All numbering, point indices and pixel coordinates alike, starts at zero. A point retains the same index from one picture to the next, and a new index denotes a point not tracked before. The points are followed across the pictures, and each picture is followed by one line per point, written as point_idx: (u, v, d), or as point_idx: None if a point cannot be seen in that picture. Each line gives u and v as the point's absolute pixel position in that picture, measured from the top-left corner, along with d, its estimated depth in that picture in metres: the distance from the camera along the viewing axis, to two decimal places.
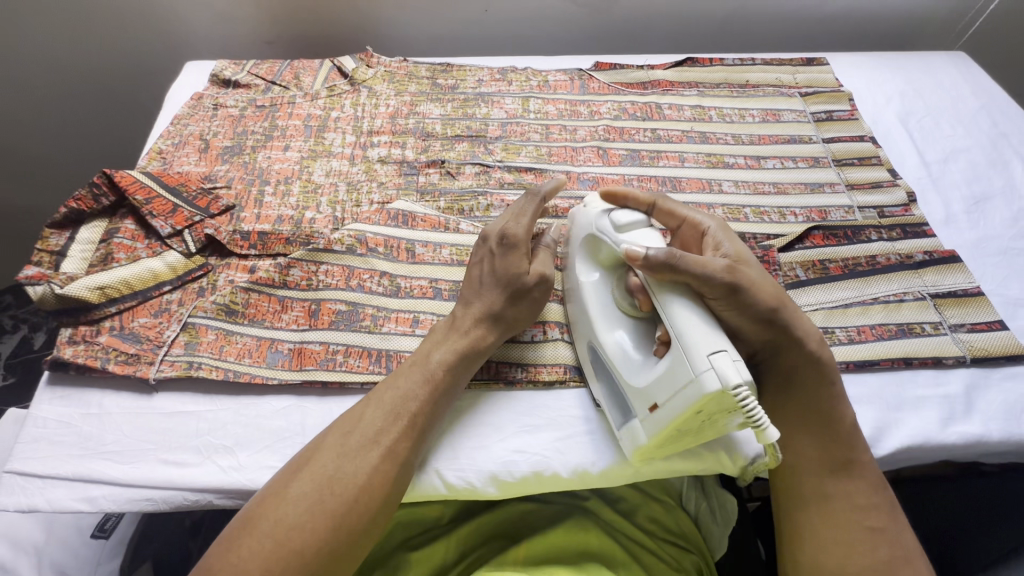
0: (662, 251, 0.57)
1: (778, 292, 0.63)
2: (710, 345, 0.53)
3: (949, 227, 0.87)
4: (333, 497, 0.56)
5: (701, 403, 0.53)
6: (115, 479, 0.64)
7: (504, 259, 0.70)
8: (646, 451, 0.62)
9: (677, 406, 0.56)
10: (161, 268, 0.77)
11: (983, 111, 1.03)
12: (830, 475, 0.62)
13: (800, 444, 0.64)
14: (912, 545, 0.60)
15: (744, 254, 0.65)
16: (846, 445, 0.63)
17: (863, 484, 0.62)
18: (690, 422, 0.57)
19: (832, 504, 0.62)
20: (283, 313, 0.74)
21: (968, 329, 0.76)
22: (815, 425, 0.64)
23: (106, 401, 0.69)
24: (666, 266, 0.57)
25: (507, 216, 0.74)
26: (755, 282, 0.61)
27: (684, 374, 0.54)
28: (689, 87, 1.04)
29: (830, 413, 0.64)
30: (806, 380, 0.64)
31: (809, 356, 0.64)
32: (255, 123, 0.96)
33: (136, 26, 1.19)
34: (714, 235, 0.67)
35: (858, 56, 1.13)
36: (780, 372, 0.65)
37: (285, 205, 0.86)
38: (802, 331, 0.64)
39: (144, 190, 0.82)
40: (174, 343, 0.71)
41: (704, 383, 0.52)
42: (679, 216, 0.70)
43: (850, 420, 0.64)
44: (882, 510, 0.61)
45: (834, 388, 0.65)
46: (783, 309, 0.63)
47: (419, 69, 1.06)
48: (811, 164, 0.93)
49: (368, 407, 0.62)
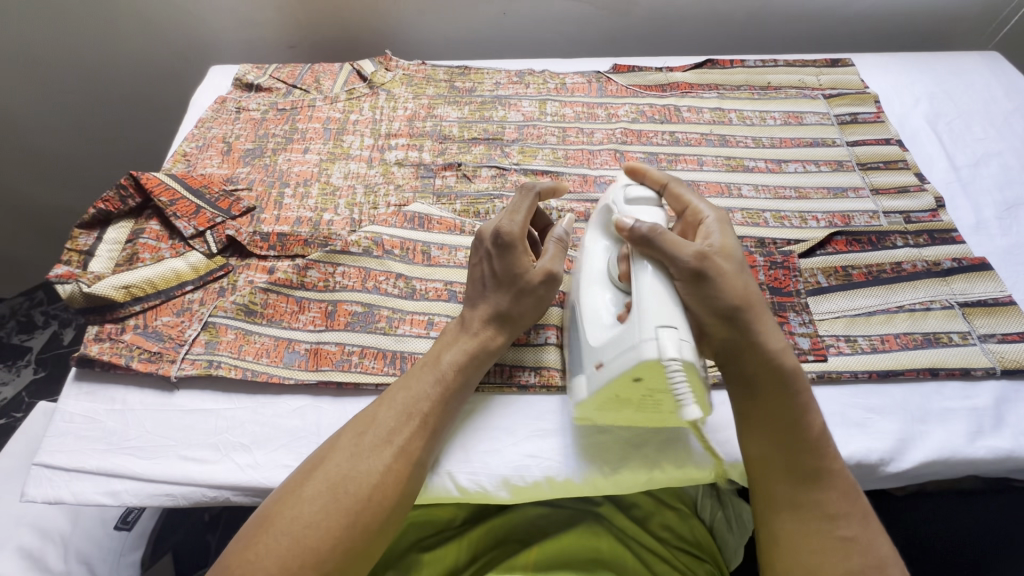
0: (646, 224, 0.59)
1: (747, 290, 0.61)
2: (662, 318, 0.54)
3: (979, 233, 0.85)
4: (346, 497, 0.57)
5: (636, 369, 0.54)
6: (137, 474, 0.66)
7: (504, 260, 0.68)
8: (585, 408, 0.63)
9: (616, 368, 0.56)
10: (183, 268, 0.79)
11: (1016, 113, 0.99)
12: (800, 486, 0.58)
13: (758, 441, 0.60)
14: (888, 551, 0.56)
15: (729, 249, 0.63)
16: (812, 453, 0.58)
17: (835, 493, 0.57)
18: (627, 387, 0.57)
19: (803, 515, 0.57)
20: (301, 313, 0.75)
21: (999, 339, 0.73)
22: (777, 438, 0.59)
23: (130, 398, 0.71)
24: (644, 239, 0.59)
25: (502, 214, 0.71)
26: (724, 274, 0.60)
27: (630, 338, 0.55)
28: (709, 89, 1.02)
29: (796, 424, 0.59)
30: (769, 390, 0.60)
31: (770, 360, 0.60)
32: (277, 126, 0.98)
33: (164, 28, 1.22)
34: (709, 225, 0.65)
35: (885, 57, 1.10)
36: (741, 379, 0.61)
37: (304, 207, 0.87)
38: (765, 332, 0.60)
39: (169, 192, 0.84)
40: (195, 342, 0.73)
41: (643, 350, 0.53)
42: (685, 202, 0.69)
43: (817, 431, 0.59)
44: (854, 517, 0.57)
45: (800, 399, 0.60)
46: (747, 308, 0.60)
47: (437, 71, 1.07)
48: (833, 168, 0.91)
49: (380, 409, 0.63)
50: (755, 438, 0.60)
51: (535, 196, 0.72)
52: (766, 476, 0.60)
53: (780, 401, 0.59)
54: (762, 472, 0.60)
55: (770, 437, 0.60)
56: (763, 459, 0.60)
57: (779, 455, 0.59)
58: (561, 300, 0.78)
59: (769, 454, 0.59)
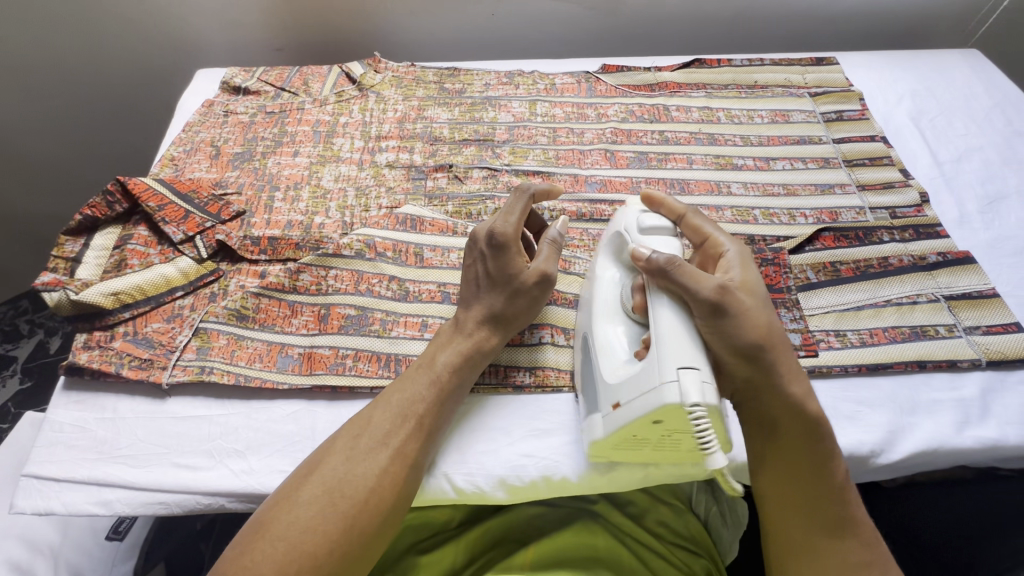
0: (664, 255, 0.59)
1: (769, 328, 0.60)
2: (683, 359, 0.54)
3: (963, 227, 0.86)
4: (344, 500, 0.56)
5: (657, 413, 0.54)
6: (129, 483, 0.65)
7: (499, 262, 0.69)
8: (602, 446, 0.63)
9: (636, 409, 0.56)
10: (173, 274, 0.78)
11: (996, 110, 1.01)
12: (821, 531, 0.58)
13: (782, 482, 0.59)
14: None
15: (750, 285, 0.62)
16: (837, 501, 0.58)
17: (858, 542, 0.57)
18: (645, 429, 0.58)
19: (823, 559, 0.57)
20: (293, 317, 0.75)
21: (984, 331, 0.74)
22: (799, 481, 0.59)
23: (120, 406, 0.70)
24: (661, 271, 0.58)
25: (496, 216, 0.71)
26: (747, 311, 0.59)
27: (650, 380, 0.55)
28: (697, 89, 1.04)
29: (822, 469, 0.59)
30: (789, 431, 0.59)
31: (792, 402, 0.59)
32: (265, 130, 0.97)
33: (149, 31, 1.20)
34: (728, 260, 0.64)
35: (869, 56, 1.12)
36: (759, 419, 0.60)
37: (294, 210, 0.87)
38: (786, 374, 0.60)
39: (157, 197, 0.83)
40: (186, 348, 0.72)
41: (665, 394, 0.53)
42: (704, 233, 0.68)
43: (840, 480, 0.59)
44: (878, 565, 0.57)
45: (825, 444, 0.59)
46: (770, 348, 0.59)
47: (427, 73, 1.06)
48: (821, 165, 0.93)
49: (376, 411, 0.63)
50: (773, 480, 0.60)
51: (528, 196, 0.72)
52: (784, 517, 0.59)
53: (802, 442, 0.59)
54: (778, 513, 0.60)
55: (793, 478, 0.59)
56: (778, 496, 0.60)
57: (801, 506, 0.58)
58: (556, 299, 0.78)
59: (791, 495, 0.59)
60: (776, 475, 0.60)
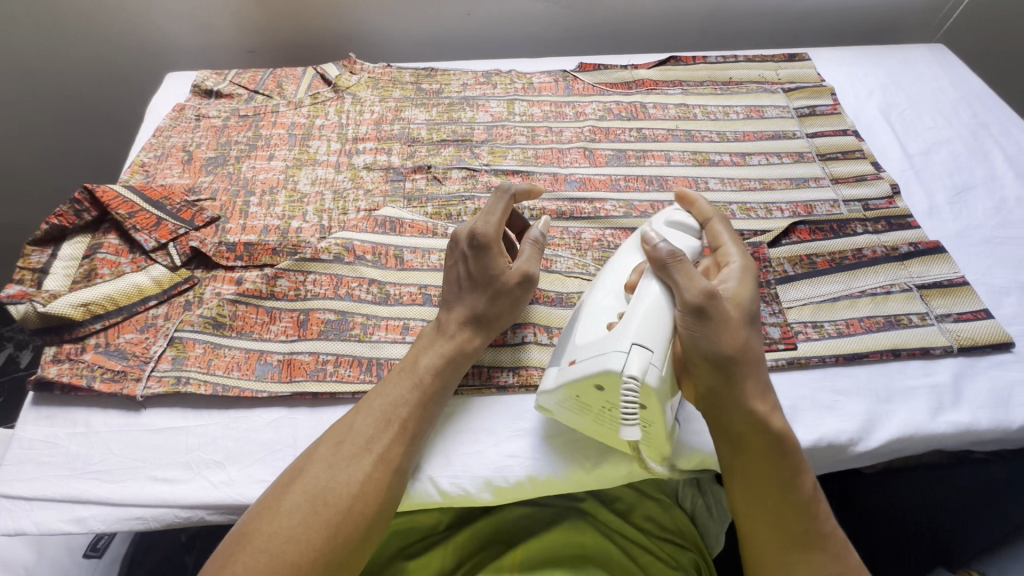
0: (669, 248, 0.62)
1: (747, 345, 0.60)
2: (643, 338, 0.57)
3: (932, 218, 0.88)
4: (326, 508, 0.56)
5: (599, 376, 0.58)
6: (103, 499, 0.63)
7: (479, 262, 0.68)
8: (547, 403, 0.65)
9: (583, 369, 0.59)
10: (146, 283, 0.76)
11: (962, 102, 1.04)
12: (791, 548, 0.58)
13: (753, 498, 0.59)
14: None
15: (741, 299, 0.62)
16: (807, 516, 0.59)
17: (828, 555, 0.58)
18: (589, 393, 0.60)
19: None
20: (272, 324, 0.74)
21: (955, 318, 0.76)
22: (769, 497, 0.59)
23: (93, 420, 0.68)
24: (662, 261, 0.61)
25: (477, 216, 0.71)
26: (729, 321, 0.60)
27: (606, 346, 0.59)
28: (673, 86, 1.04)
29: (790, 485, 0.59)
30: (757, 447, 0.59)
31: (757, 419, 0.59)
32: (239, 133, 0.96)
33: (118, 36, 1.18)
34: (729, 270, 0.65)
35: (839, 52, 1.14)
36: (725, 431, 0.60)
37: (271, 215, 0.85)
38: (753, 392, 0.60)
39: (127, 205, 0.81)
40: (161, 358, 0.70)
41: (612, 359, 0.57)
42: (720, 241, 0.68)
43: (808, 493, 0.59)
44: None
45: (794, 459, 0.60)
46: (743, 362, 0.59)
47: (403, 74, 1.06)
48: (795, 159, 0.94)
49: (358, 416, 0.62)
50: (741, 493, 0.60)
51: (510, 198, 0.72)
52: (755, 534, 0.60)
53: (769, 457, 0.59)
54: (749, 529, 0.60)
55: (760, 490, 0.59)
56: (749, 512, 0.60)
57: (768, 516, 0.59)
58: (538, 298, 0.77)
59: (758, 507, 0.59)
60: (742, 486, 0.60)
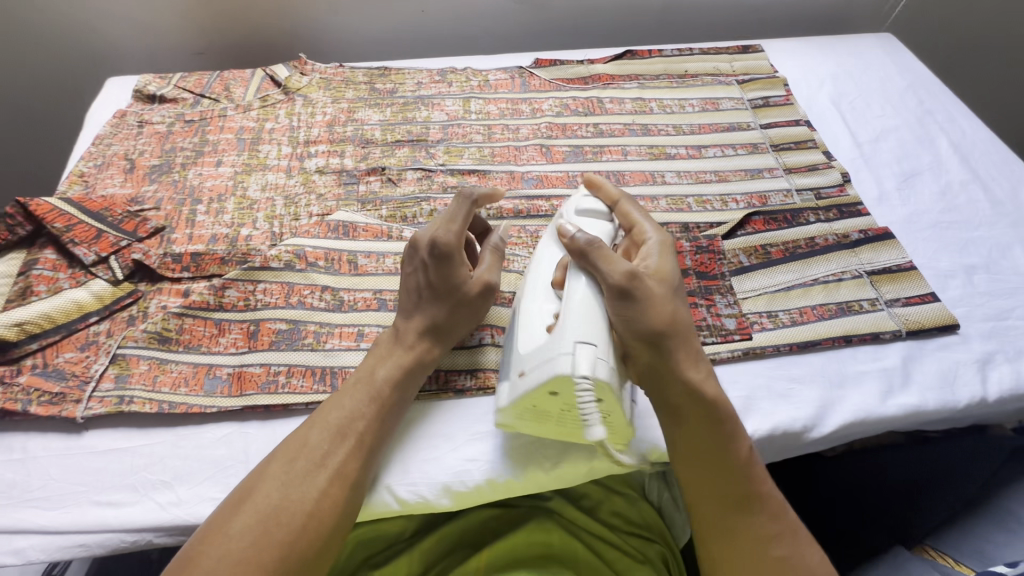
0: (586, 236, 0.62)
1: (676, 318, 0.61)
2: (584, 334, 0.57)
3: (882, 205, 0.90)
4: (279, 527, 0.54)
5: (551, 381, 0.56)
6: (42, 528, 0.60)
7: (440, 272, 0.67)
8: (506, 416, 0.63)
9: (532, 377, 0.58)
10: (86, 298, 0.73)
11: (909, 90, 1.07)
12: (731, 511, 0.58)
13: (692, 466, 0.60)
14: (819, 564, 0.57)
15: (664, 274, 0.63)
16: (744, 478, 0.59)
17: (765, 516, 0.58)
18: (546, 401, 0.59)
19: (733, 540, 0.58)
20: (221, 336, 0.71)
21: (904, 303, 0.78)
22: (708, 465, 0.59)
23: (31, 445, 0.65)
24: (582, 251, 0.62)
25: (438, 222, 0.69)
26: (654, 299, 0.60)
27: (550, 350, 0.57)
28: (630, 80, 1.04)
29: (724, 451, 0.59)
30: (693, 416, 0.60)
31: (693, 387, 0.60)
32: (184, 139, 0.92)
33: (52, 39, 1.13)
34: (648, 247, 0.66)
35: (791, 42, 1.15)
36: (664, 403, 0.61)
37: (219, 223, 0.83)
38: (688, 361, 0.61)
39: (64, 218, 0.77)
40: (103, 377, 0.67)
41: (560, 363, 0.56)
42: (633, 220, 0.69)
43: (743, 455, 0.60)
44: (785, 535, 0.58)
45: (728, 423, 0.60)
46: (675, 335, 0.60)
47: (356, 74, 1.03)
48: (749, 151, 0.95)
49: (312, 430, 0.60)
50: (685, 465, 0.60)
51: (470, 203, 0.70)
52: (699, 501, 0.60)
53: (703, 424, 0.60)
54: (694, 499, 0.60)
55: (703, 460, 0.59)
56: (691, 479, 0.60)
57: (711, 484, 0.59)
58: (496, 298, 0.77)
59: (701, 479, 0.60)
60: (685, 460, 0.60)
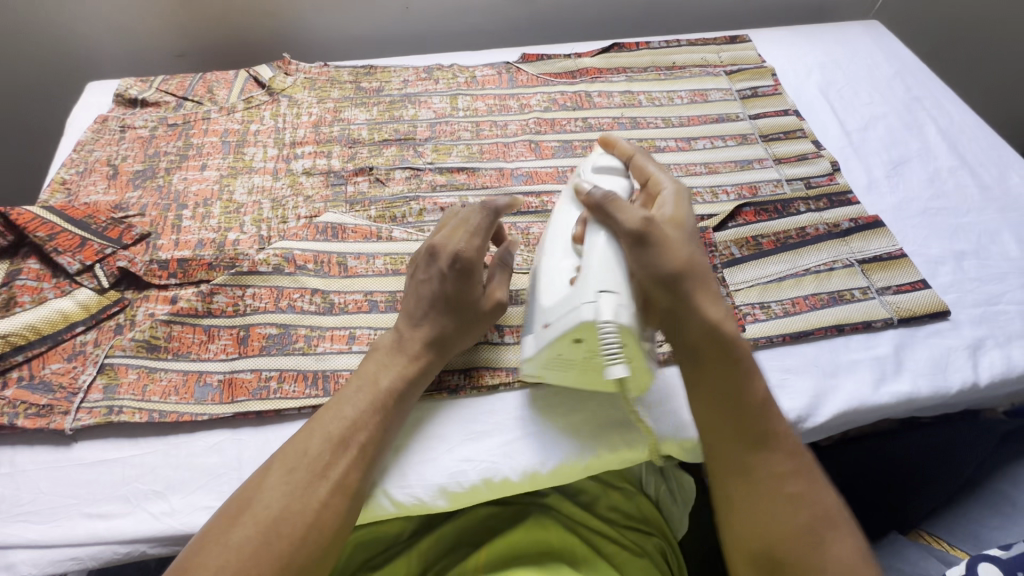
0: (601, 191, 0.64)
1: (692, 261, 0.62)
2: (605, 282, 0.57)
3: (871, 193, 0.90)
4: (280, 539, 0.53)
5: (575, 330, 0.57)
6: (33, 542, 0.60)
7: (461, 284, 0.67)
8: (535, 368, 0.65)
9: (558, 327, 0.59)
10: (71, 308, 0.72)
11: (897, 77, 1.07)
12: (747, 448, 0.58)
13: (709, 403, 0.60)
14: (833, 504, 0.56)
15: (680, 220, 0.65)
16: (761, 415, 0.59)
17: (783, 453, 0.58)
18: (569, 349, 0.60)
19: (752, 476, 0.57)
20: (210, 343, 0.70)
21: (894, 291, 0.78)
22: (725, 402, 0.59)
23: (19, 458, 0.64)
24: (598, 206, 0.63)
25: (460, 232, 0.68)
26: (669, 242, 0.61)
27: (574, 300, 0.58)
28: (617, 73, 1.04)
29: (742, 390, 0.59)
30: (711, 357, 0.60)
31: (709, 328, 0.60)
32: (168, 143, 0.91)
33: (29, 43, 1.11)
34: (664, 197, 0.67)
35: (779, 32, 1.15)
36: (684, 345, 0.61)
37: (205, 228, 0.82)
38: (706, 301, 0.61)
39: (47, 226, 0.76)
40: (91, 388, 0.67)
41: (583, 311, 0.57)
42: (648, 174, 0.71)
43: (760, 394, 0.60)
44: (802, 473, 0.57)
45: (744, 364, 0.60)
46: (692, 275, 0.61)
47: (342, 73, 1.02)
48: (739, 141, 0.95)
49: (312, 439, 0.59)
50: (701, 400, 0.61)
51: (492, 215, 0.70)
52: (717, 441, 0.60)
53: (719, 362, 0.60)
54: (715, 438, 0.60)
55: (719, 400, 0.59)
56: (708, 418, 0.60)
57: (727, 420, 0.59)
58: None
59: (719, 419, 0.59)
60: (703, 397, 0.61)
